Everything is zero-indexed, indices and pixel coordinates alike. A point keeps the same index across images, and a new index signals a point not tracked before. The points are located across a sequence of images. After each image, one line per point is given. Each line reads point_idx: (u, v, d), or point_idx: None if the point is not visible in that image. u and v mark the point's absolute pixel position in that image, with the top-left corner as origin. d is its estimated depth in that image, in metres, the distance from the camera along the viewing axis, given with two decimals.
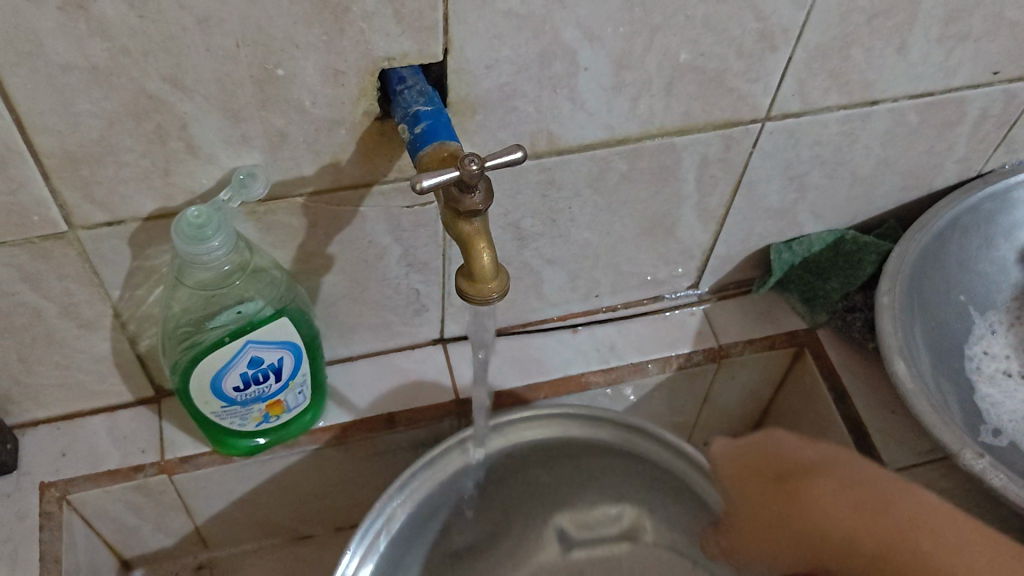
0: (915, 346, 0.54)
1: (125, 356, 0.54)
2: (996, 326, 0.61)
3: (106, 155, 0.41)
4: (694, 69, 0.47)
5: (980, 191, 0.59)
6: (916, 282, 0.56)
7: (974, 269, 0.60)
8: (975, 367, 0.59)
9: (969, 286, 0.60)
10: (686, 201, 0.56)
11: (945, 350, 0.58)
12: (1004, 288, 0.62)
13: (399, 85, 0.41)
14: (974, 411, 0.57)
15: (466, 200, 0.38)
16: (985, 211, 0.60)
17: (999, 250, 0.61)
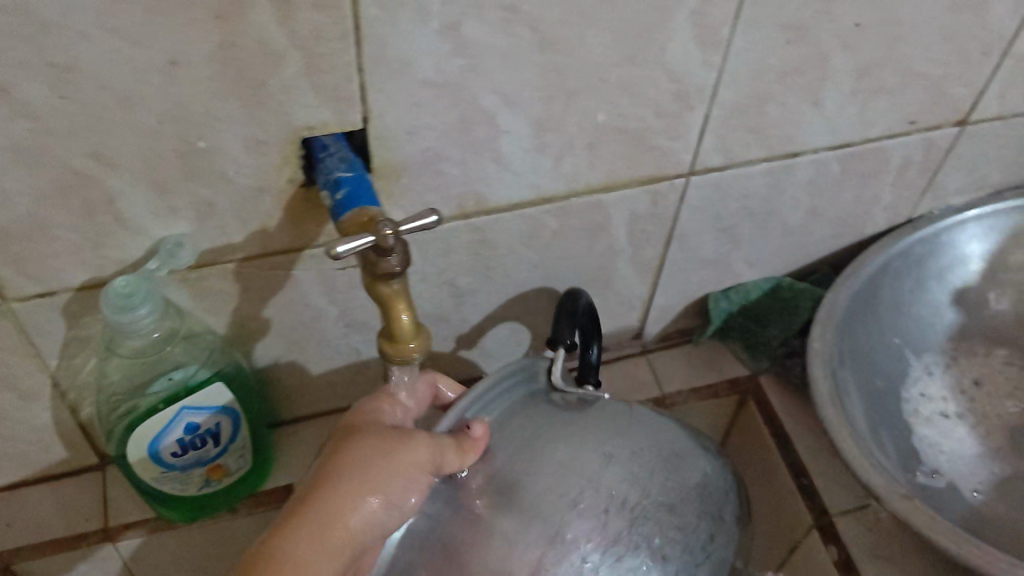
0: (846, 391, 0.55)
1: (67, 425, 0.54)
2: (932, 368, 0.62)
3: (35, 231, 0.42)
4: (615, 129, 0.48)
5: (910, 236, 0.60)
6: (847, 326, 0.58)
7: (906, 311, 0.62)
8: (912, 408, 0.60)
9: (902, 329, 0.62)
10: (620, 254, 0.57)
11: (879, 393, 0.59)
12: (938, 330, 0.63)
13: (321, 152, 0.43)
14: (911, 453, 0.58)
15: (384, 264, 0.39)
16: (916, 255, 0.61)
17: (933, 294, 0.62)
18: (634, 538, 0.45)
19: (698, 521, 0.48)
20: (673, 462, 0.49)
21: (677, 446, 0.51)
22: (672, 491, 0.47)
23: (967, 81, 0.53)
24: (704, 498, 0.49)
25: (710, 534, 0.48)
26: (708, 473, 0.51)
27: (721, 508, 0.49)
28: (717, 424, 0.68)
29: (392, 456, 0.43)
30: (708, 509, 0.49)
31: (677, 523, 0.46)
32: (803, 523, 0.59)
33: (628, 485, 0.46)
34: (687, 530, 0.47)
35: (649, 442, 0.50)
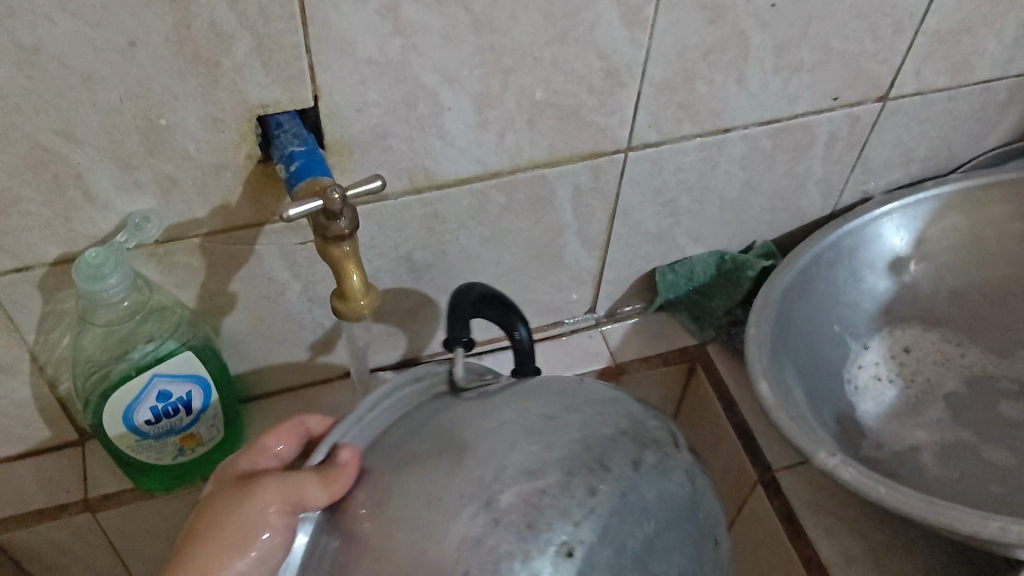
0: (787, 375, 0.59)
1: (46, 400, 0.57)
2: (872, 348, 0.66)
3: (9, 205, 0.45)
4: (551, 105, 0.52)
5: (841, 227, 0.64)
6: (787, 313, 0.61)
7: (844, 298, 0.66)
8: (852, 387, 0.64)
9: (841, 314, 0.65)
10: (567, 229, 0.61)
11: (822, 375, 0.63)
12: (876, 314, 0.67)
13: (276, 130, 0.46)
14: (852, 428, 0.61)
15: (332, 226, 0.43)
16: (849, 245, 0.65)
17: (868, 280, 0.66)
18: (493, 517, 0.38)
19: (572, 481, 0.40)
20: (538, 426, 0.42)
21: (546, 407, 0.43)
22: (536, 450, 0.41)
23: (882, 57, 0.57)
24: (574, 455, 0.41)
25: (599, 490, 0.41)
26: (586, 423, 0.43)
27: (613, 449, 0.42)
28: (671, 393, 0.71)
29: (243, 509, 0.41)
30: (584, 464, 0.41)
31: (540, 488, 0.40)
32: (747, 480, 0.63)
33: (472, 468, 0.40)
34: (562, 489, 0.40)
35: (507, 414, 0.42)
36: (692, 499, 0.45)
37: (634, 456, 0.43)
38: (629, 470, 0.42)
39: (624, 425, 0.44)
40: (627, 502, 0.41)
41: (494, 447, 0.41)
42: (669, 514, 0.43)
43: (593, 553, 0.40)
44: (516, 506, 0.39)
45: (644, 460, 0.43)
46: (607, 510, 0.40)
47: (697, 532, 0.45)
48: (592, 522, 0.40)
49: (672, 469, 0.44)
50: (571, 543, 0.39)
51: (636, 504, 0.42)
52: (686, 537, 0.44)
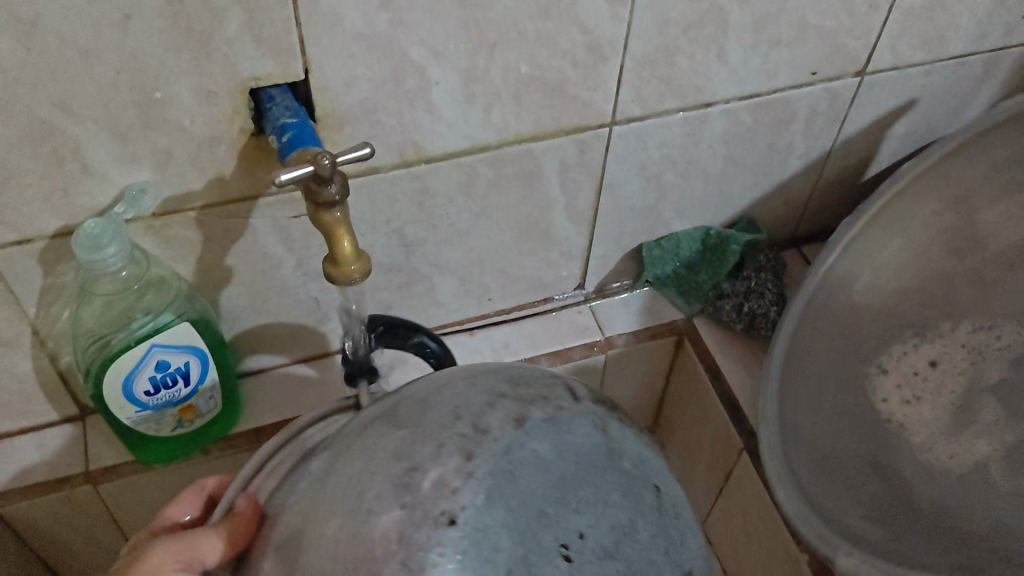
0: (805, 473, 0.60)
1: (47, 374, 0.59)
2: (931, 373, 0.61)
3: (9, 178, 0.47)
4: (536, 80, 0.53)
5: (803, 289, 0.64)
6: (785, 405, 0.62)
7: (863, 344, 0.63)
8: (889, 423, 0.61)
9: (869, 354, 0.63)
10: (555, 203, 0.62)
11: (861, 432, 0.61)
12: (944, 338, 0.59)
13: (269, 103, 0.48)
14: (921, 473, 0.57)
15: (323, 192, 0.44)
16: (825, 299, 0.64)
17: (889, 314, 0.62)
18: (363, 509, 0.36)
19: (444, 450, 0.37)
20: (409, 413, 0.40)
21: (419, 394, 0.41)
22: (406, 435, 0.38)
23: (859, 32, 0.59)
24: (443, 427, 0.38)
25: (477, 454, 0.37)
26: (459, 397, 0.40)
27: (488, 412, 0.39)
28: (660, 367, 0.73)
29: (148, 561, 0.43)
30: (456, 432, 0.38)
31: (409, 465, 0.37)
32: (735, 447, 0.65)
33: (342, 471, 0.38)
34: (436, 458, 0.37)
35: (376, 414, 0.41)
36: (610, 447, 0.40)
37: (516, 414, 0.39)
38: (511, 428, 0.38)
39: (504, 388, 0.41)
40: (517, 459, 0.37)
41: (367, 442, 0.39)
42: (582, 465, 0.38)
43: (479, 518, 0.36)
44: (390, 490, 0.36)
45: (530, 416, 0.39)
46: (487, 473, 0.37)
47: (629, 484, 0.39)
48: (473, 486, 0.36)
49: (572, 420, 0.40)
50: (450, 512, 0.35)
51: (531, 460, 0.37)
52: (616, 486, 0.38)
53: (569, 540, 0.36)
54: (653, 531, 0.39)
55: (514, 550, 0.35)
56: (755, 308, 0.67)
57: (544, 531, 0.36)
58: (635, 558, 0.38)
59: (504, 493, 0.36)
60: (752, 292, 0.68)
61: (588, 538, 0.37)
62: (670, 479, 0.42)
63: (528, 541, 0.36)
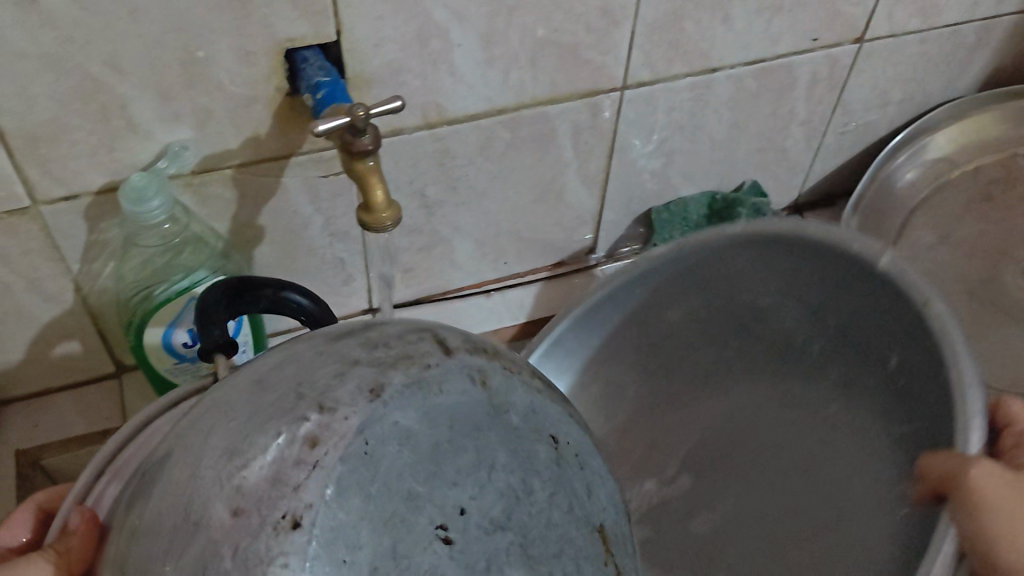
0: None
1: (87, 331, 0.61)
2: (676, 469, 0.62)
3: (60, 134, 0.50)
4: (552, 43, 0.56)
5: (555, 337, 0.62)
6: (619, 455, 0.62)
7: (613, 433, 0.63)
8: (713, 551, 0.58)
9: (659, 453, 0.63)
10: (568, 167, 0.65)
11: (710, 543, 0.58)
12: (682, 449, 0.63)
13: (303, 63, 0.51)
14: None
15: (357, 142, 0.47)
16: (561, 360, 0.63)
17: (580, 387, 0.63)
18: (192, 521, 0.32)
19: (289, 431, 0.33)
20: (246, 397, 0.36)
21: (257, 374, 0.37)
22: (243, 424, 0.34)
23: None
24: (283, 409, 0.34)
25: (325, 440, 0.33)
26: (303, 369, 0.36)
27: (336, 386, 0.35)
28: None
29: None
30: (299, 414, 0.34)
31: (240, 463, 0.33)
32: None
33: (176, 464, 0.34)
34: (277, 451, 0.33)
35: (213, 402, 0.37)
36: (492, 403, 0.37)
37: (370, 382, 0.35)
38: (364, 401, 0.34)
39: (358, 354, 0.37)
40: (376, 436, 0.34)
41: (204, 432, 0.35)
42: (448, 431, 0.35)
43: (342, 511, 0.32)
44: (222, 494, 0.32)
45: (388, 384, 0.35)
46: (338, 460, 0.33)
47: (516, 439, 0.37)
48: (323, 475, 0.32)
49: (441, 380, 0.36)
50: (296, 514, 0.32)
51: (386, 443, 0.34)
52: (501, 446, 0.36)
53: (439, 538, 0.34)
54: (552, 485, 0.37)
55: (379, 544, 0.33)
56: None
57: (415, 517, 0.34)
58: (532, 526, 0.36)
59: (355, 482, 0.33)
60: None
61: (471, 513, 0.35)
62: (570, 423, 0.40)
63: (397, 532, 0.33)
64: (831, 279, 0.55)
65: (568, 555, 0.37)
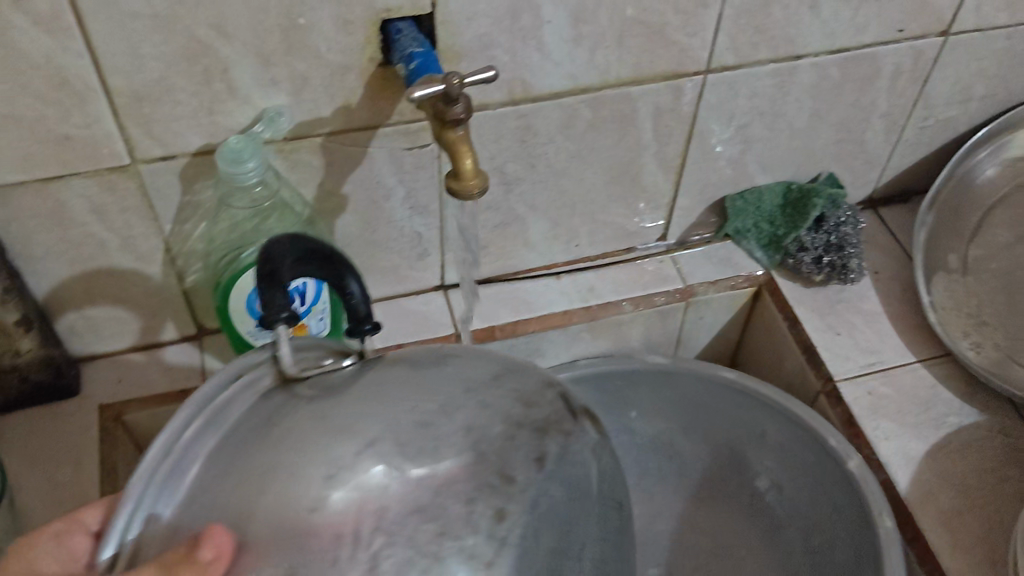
0: None
1: (173, 292, 0.63)
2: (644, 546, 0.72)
3: (163, 95, 0.52)
4: (640, 24, 0.57)
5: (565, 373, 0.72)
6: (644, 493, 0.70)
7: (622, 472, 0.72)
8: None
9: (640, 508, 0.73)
10: (646, 150, 0.66)
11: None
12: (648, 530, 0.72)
13: (396, 35, 0.52)
14: None
15: (451, 110, 0.48)
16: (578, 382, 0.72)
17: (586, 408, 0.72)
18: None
19: (476, 498, 0.37)
20: (418, 441, 0.38)
21: (421, 411, 0.39)
22: (430, 479, 0.37)
23: None
24: (473, 473, 0.38)
25: (508, 513, 0.38)
26: (476, 422, 0.39)
27: (513, 454, 0.39)
28: (737, 318, 0.77)
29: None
30: (484, 481, 0.38)
31: (438, 531, 0.36)
32: (811, 391, 0.69)
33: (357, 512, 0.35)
34: (469, 523, 0.37)
35: (374, 432, 0.38)
36: (597, 471, 0.43)
37: (536, 454, 0.40)
38: (535, 471, 0.39)
39: (516, 413, 0.41)
40: (540, 510, 0.39)
41: (382, 478, 0.36)
42: (578, 519, 0.41)
43: None
44: (419, 555, 0.35)
45: (549, 453, 0.40)
46: (519, 536, 0.38)
47: (606, 512, 0.43)
48: (507, 555, 0.37)
49: (576, 452, 0.42)
50: None
51: (543, 536, 0.39)
52: (601, 521, 0.42)
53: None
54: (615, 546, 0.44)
55: None
56: (834, 260, 0.71)
57: None
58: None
59: (527, 572, 0.37)
60: (832, 245, 0.71)
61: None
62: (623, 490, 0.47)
63: None
64: (779, 457, 0.69)
65: None
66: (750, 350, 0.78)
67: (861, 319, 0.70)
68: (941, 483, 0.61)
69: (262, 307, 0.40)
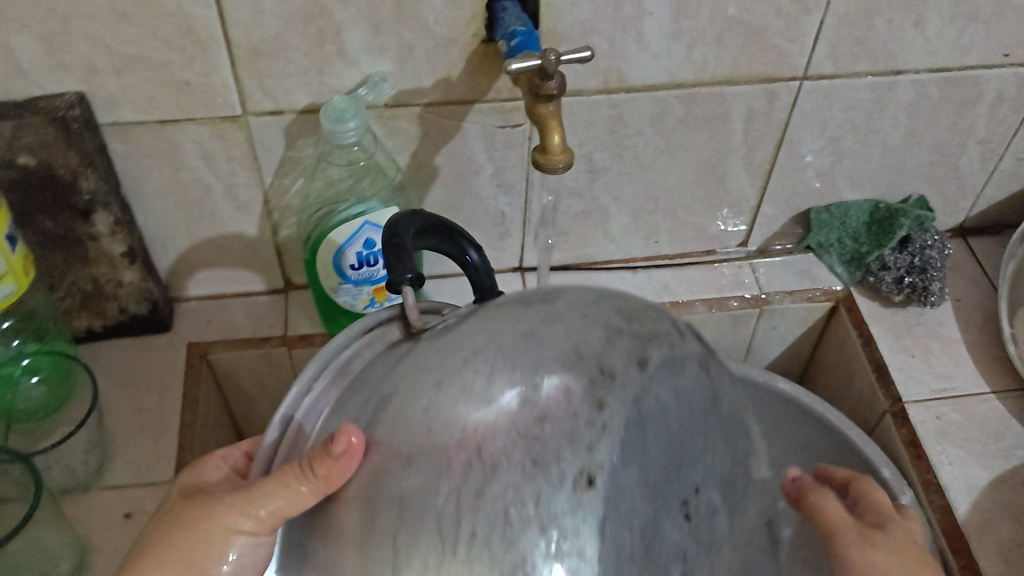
0: None
1: (267, 243, 0.67)
2: None
3: (278, 51, 0.55)
4: (740, 24, 0.58)
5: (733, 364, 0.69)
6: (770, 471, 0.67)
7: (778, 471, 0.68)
8: None
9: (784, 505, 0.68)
10: (735, 152, 0.67)
11: None
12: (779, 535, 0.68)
13: (501, 13, 0.54)
14: None
15: (545, 86, 0.50)
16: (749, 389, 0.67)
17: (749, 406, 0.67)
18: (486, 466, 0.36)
19: (569, 389, 0.37)
20: (519, 349, 0.38)
21: (521, 322, 0.39)
22: (527, 377, 0.37)
23: None
24: (568, 366, 0.37)
25: (608, 403, 0.37)
26: (575, 330, 0.39)
27: (611, 351, 0.38)
28: (811, 331, 0.76)
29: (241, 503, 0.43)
30: (583, 375, 0.37)
31: (538, 416, 0.36)
32: (878, 410, 0.68)
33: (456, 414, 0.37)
34: (567, 411, 0.36)
35: (476, 344, 0.38)
36: (710, 388, 0.41)
37: (637, 353, 0.39)
38: (635, 370, 0.38)
39: (618, 320, 0.40)
40: (644, 407, 0.37)
41: (483, 377, 0.37)
42: (695, 429, 0.39)
43: (617, 476, 0.36)
44: (517, 443, 0.36)
45: (651, 357, 0.39)
46: (620, 424, 0.37)
47: (726, 428, 0.41)
48: (607, 440, 0.36)
49: (682, 360, 0.40)
50: (588, 474, 0.36)
51: (650, 439, 0.37)
52: (719, 436, 0.40)
53: (677, 553, 0.37)
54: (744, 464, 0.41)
55: (645, 514, 0.36)
56: (915, 282, 0.70)
57: (667, 490, 0.37)
58: (739, 504, 0.40)
59: (633, 465, 0.36)
60: (915, 266, 0.70)
61: (702, 497, 0.38)
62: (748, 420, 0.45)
63: (656, 502, 0.37)
64: None
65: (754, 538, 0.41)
66: (821, 366, 0.77)
67: (938, 344, 0.69)
68: (1002, 511, 0.60)
69: (387, 270, 0.41)
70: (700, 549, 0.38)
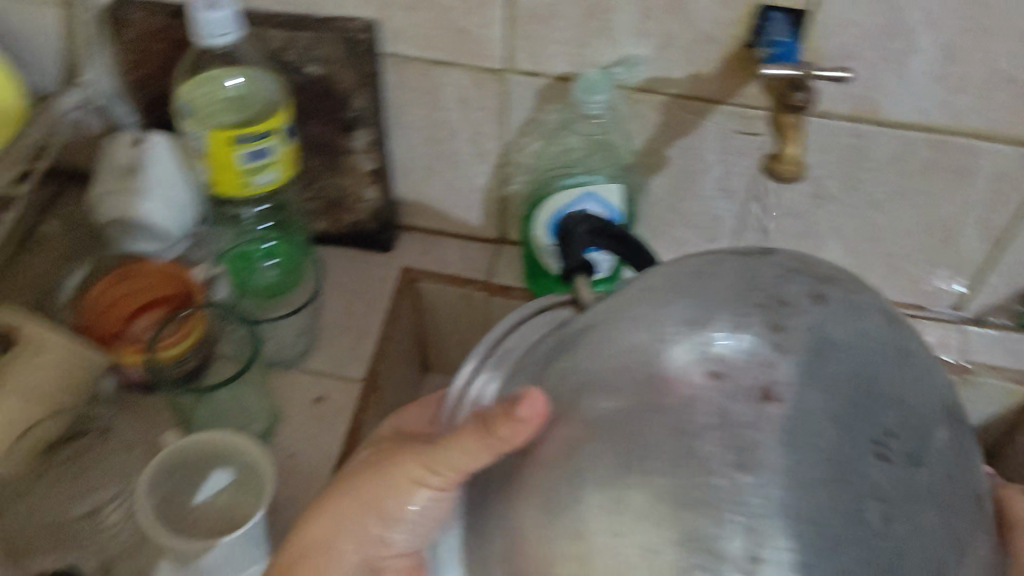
0: None
1: (493, 194, 0.72)
2: None
3: (547, 17, 0.57)
4: (1013, 81, 0.56)
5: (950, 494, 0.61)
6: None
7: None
8: None
9: None
10: (972, 210, 0.65)
11: None
12: None
13: (768, 23, 0.54)
14: None
15: (793, 98, 0.51)
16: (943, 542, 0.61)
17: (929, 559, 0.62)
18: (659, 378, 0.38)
19: (748, 314, 0.39)
20: (694, 286, 0.41)
21: (694, 266, 0.43)
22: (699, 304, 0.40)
23: None
24: (741, 295, 0.40)
25: (785, 330, 0.38)
26: (747, 270, 0.42)
27: (784, 284, 0.41)
28: (1006, 411, 0.73)
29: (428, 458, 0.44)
30: (760, 302, 0.40)
31: (713, 332, 0.39)
32: None
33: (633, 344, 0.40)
34: (739, 330, 0.38)
35: (657, 280, 0.43)
36: (899, 341, 0.41)
37: (815, 292, 0.40)
38: (810, 303, 0.40)
39: (791, 266, 0.42)
40: (819, 335, 0.39)
41: (659, 310, 0.41)
42: (883, 368, 0.39)
43: (800, 396, 0.36)
44: (689, 357, 0.38)
45: (826, 294, 0.40)
46: (800, 349, 0.38)
47: (923, 378, 0.40)
48: (789, 360, 0.37)
49: (865, 306, 0.41)
50: (767, 388, 0.37)
51: (830, 376, 0.37)
52: (915, 382, 0.39)
53: (873, 492, 0.35)
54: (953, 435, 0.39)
55: (832, 444, 0.35)
56: None
57: (858, 426, 0.36)
58: (946, 462, 0.37)
59: (818, 386, 0.37)
60: None
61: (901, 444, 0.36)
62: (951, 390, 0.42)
63: (845, 432, 0.36)
64: None
65: (967, 514, 0.38)
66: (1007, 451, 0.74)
67: None
68: None
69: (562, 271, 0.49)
70: (902, 488, 0.35)
